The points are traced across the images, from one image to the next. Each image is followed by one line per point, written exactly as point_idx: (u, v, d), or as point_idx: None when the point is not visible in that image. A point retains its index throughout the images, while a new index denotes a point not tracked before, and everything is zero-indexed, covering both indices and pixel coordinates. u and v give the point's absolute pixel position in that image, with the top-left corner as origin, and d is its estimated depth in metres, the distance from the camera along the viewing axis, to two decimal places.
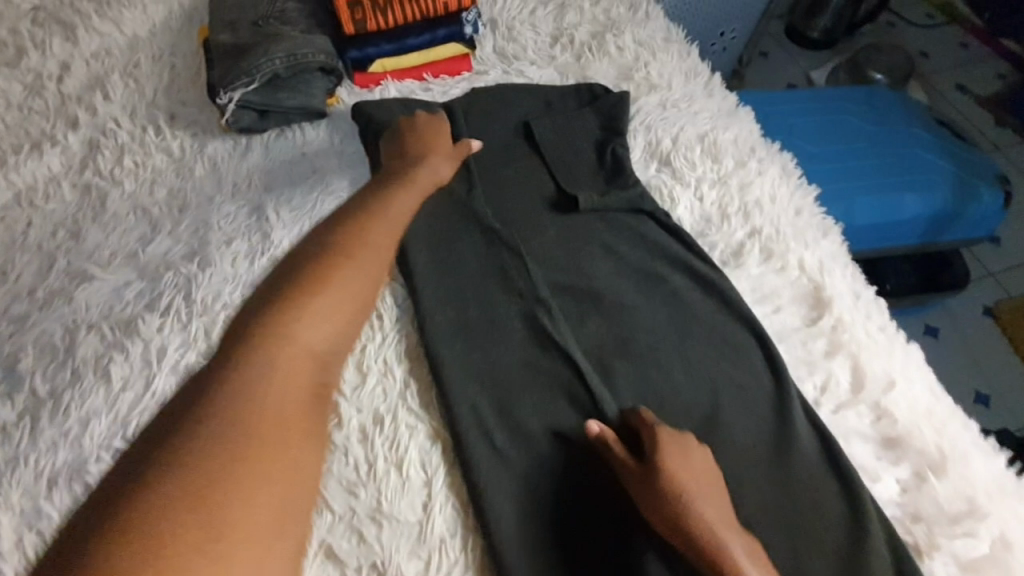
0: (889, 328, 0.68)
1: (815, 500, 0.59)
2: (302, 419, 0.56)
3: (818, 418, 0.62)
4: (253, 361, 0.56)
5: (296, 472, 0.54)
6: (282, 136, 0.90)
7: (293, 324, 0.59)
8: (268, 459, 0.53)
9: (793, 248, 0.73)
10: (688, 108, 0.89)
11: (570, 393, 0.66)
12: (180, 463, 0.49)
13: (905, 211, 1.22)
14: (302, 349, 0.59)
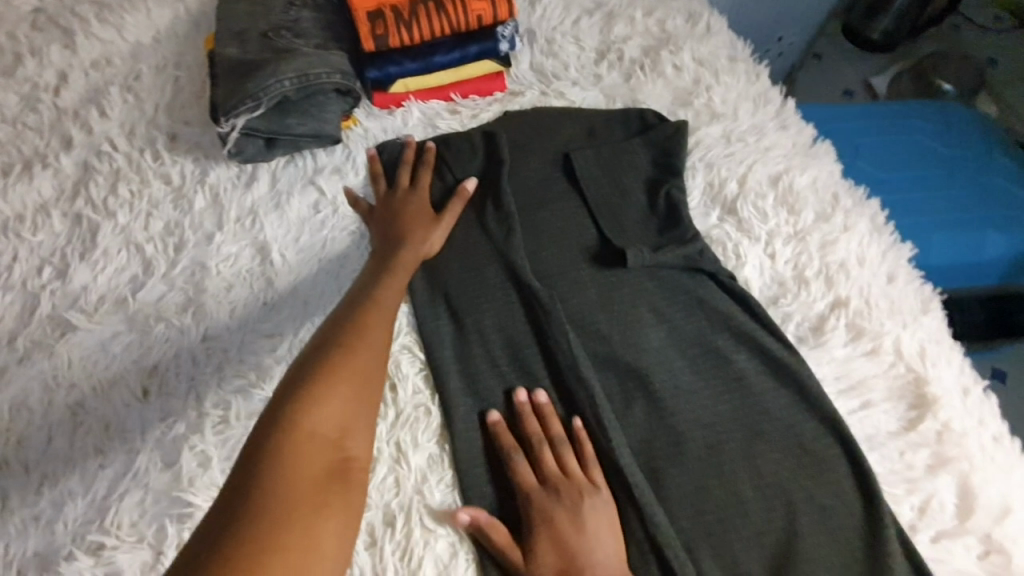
0: (1003, 435, 0.56)
1: None
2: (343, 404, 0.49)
3: (917, 555, 0.51)
4: (286, 433, 0.44)
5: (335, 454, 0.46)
6: (292, 164, 0.80)
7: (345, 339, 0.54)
8: (302, 515, 0.40)
9: (888, 327, 0.61)
10: (757, 144, 0.77)
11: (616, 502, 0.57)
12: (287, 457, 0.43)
13: (988, 253, 1.07)
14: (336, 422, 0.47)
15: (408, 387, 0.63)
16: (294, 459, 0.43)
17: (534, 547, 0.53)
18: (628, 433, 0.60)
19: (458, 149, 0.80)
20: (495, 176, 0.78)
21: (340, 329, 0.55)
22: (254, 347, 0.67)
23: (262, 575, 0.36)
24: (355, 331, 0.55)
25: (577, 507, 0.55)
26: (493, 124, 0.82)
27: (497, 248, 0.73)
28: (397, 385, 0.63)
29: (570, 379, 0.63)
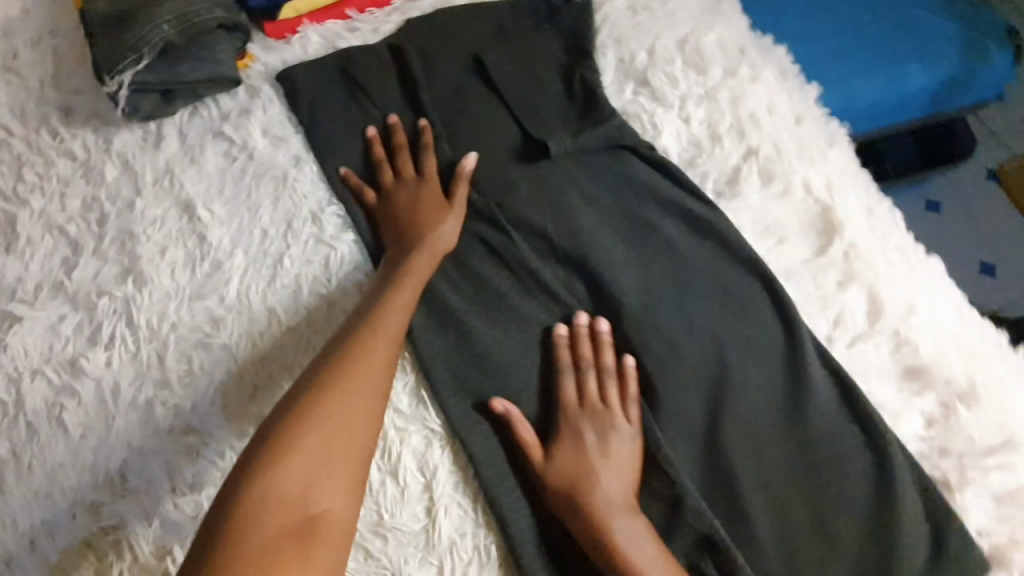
0: (907, 244, 0.61)
1: (839, 450, 0.54)
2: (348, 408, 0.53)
3: (833, 361, 0.57)
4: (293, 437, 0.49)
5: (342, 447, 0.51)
6: (196, 115, 0.77)
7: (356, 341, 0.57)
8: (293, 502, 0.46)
9: (797, 167, 0.64)
10: (664, 9, 0.76)
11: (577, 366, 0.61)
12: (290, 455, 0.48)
13: (910, 83, 1.08)
14: (337, 434, 0.51)
15: None
16: (301, 457, 0.48)
17: (554, 453, 0.56)
18: (573, 308, 0.64)
19: (363, 67, 0.77)
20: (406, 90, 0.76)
21: (346, 335, 0.57)
22: (204, 301, 0.68)
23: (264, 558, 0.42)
24: (358, 338, 0.57)
25: (604, 427, 0.56)
26: (395, 37, 0.79)
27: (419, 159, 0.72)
28: None
29: (516, 275, 0.66)
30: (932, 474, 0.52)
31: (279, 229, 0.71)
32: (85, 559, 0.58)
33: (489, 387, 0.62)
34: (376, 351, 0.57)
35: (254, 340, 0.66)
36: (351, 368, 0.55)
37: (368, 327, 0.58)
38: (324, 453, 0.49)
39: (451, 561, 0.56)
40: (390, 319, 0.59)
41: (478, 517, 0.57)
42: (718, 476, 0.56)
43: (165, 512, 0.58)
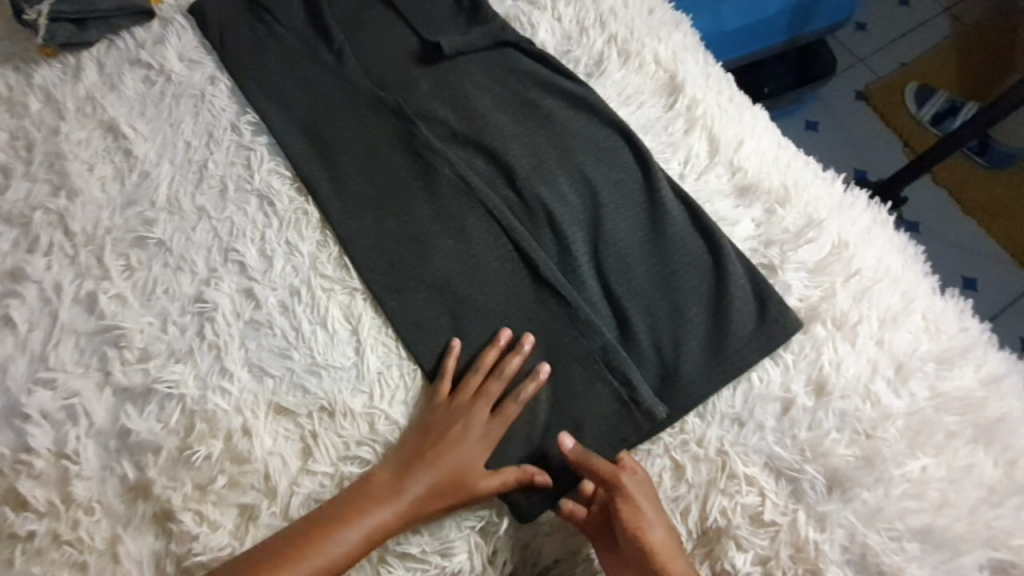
0: (737, 99, 0.75)
1: (689, 256, 0.67)
2: None
3: (683, 191, 0.69)
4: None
5: None
6: (113, 47, 0.83)
7: (343, 525, 0.57)
8: None
9: (648, 45, 0.77)
10: None
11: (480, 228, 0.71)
12: None
13: (769, 8, 1.23)
14: None
15: (284, 199, 0.74)
16: None
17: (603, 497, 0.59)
18: (472, 175, 0.73)
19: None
20: (311, 12, 0.85)
21: (313, 522, 0.58)
22: (136, 207, 0.74)
23: None
24: (321, 528, 0.57)
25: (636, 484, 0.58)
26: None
27: (332, 70, 0.81)
28: (273, 200, 0.74)
29: (423, 155, 0.75)
30: (761, 263, 0.66)
31: (201, 139, 0.78)
32: (42, 430, 0.62)
33: (403, 252, 0.71)
34: (336, 550, 0.57)
35: (185, 232, 0.72)
36: (312, 549, 0.56)
37: (336, 519, 0.58)
38: None
39: (380, 387, 0.64)
40: (363, 520, 0.58)
41: (402, 352, 0.66)
42: (602, 293, 0.68)
43: (117, 380, 0.64)
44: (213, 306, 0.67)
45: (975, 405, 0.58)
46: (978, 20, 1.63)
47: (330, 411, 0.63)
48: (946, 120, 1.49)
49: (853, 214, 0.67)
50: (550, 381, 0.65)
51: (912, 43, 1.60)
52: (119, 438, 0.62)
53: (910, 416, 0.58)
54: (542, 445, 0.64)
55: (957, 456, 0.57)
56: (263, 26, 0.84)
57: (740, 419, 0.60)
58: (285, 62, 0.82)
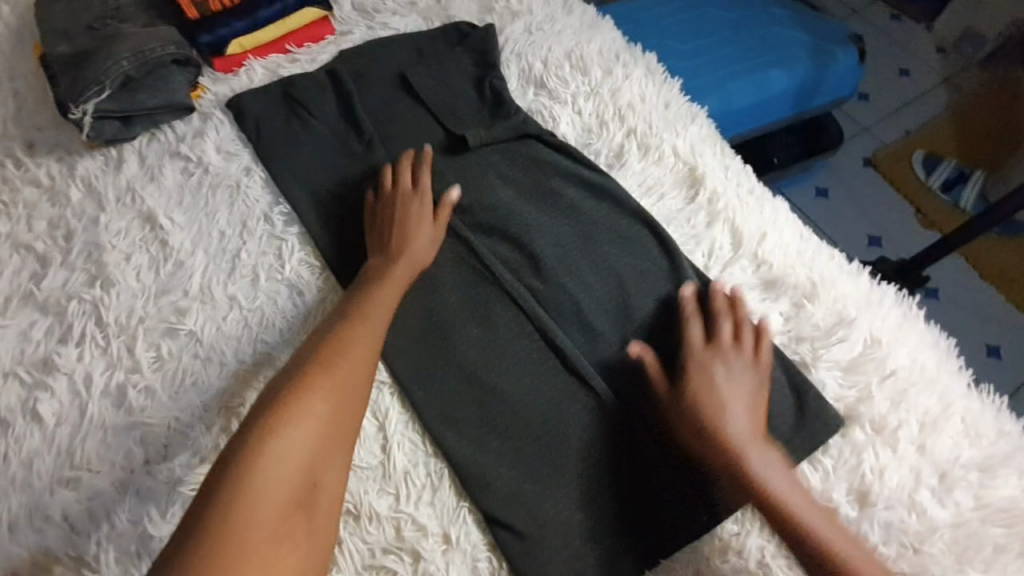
0: (755, 191, 0.77)
1: None
2: (307, 417, 0.53)
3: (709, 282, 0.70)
4: (259, 429, 0.51)
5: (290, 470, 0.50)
6: (155, 139, 0.87)
7: (339, 341, 0.60)
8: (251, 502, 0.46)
9: (666, 138, 0.80)
10: (553, 29, 0.91)
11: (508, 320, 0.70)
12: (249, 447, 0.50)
13: (776, 86, 1.27)
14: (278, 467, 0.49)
15: (313, 289, 0.76)
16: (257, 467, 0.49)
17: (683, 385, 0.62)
18: (497, 262, 0.74)
19: (304, 90, 0.90)
20: (341, 105, 0.89)
21: (308, 349, 0.60)
22: (169, 296, 0.75)
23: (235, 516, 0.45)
24: (323, 345, 0.60)
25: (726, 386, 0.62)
26: (329, 63, 0.92)
27: (364, 159, 0.85)
28: (304, 290, 0.76)
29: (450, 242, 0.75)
30: (793, 359, 0.65)
31: (234, 228, 0.80)
32: (65, 532, 0.62)
33: (428, 339, 0.69)
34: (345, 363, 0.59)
35: (215, 322, 0.73)
36: (320, 368, 0.57)
37: (334, 338, 0.61)
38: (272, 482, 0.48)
39: (406, 487, 0.62)
40: (356, 328, 0.62)
41: (429, 448, 0.64)
42: (631, 387, 0.67)
43: (142, 480, 0.64)
44: (241, 401, 0.68)
45: (1022, 516, 0.56)
46: (979, 92, 1.68)
47: (354, 513, 0.60)
48: (956, 187, 1.52)
49: (880, 308, 0.67)
50: (580, 479, 0.62)
51: (915, 113, 1.65)
52: (140, 541, 0.61)
53: (957, 528, 0.56)
54: (577, 552, 0.60)
55: (1009, 572, 0.54)
56: (295, 118, 0.88)
57: (779, 529, 0.58)
58: (317, 153, 0.86)
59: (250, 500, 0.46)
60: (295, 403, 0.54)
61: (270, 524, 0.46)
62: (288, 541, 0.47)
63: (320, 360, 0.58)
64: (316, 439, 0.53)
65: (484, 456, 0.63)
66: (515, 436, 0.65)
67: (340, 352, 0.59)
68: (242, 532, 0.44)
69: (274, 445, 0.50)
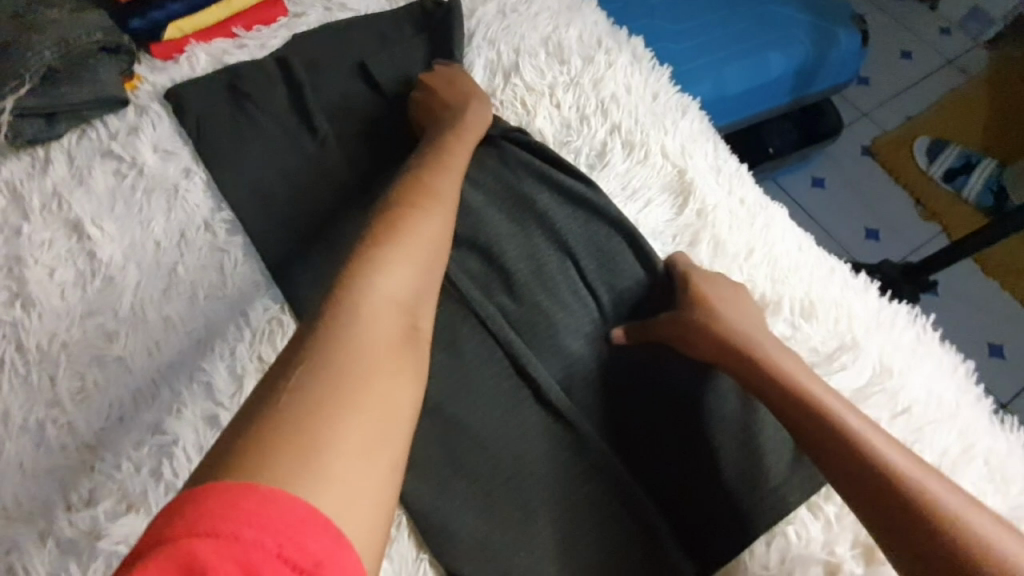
0: (752, 197, 0.69)
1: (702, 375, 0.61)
2: (412, 264, 0.51)
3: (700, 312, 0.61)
4: (356, 273, 0.48)
5: (383, 316, 0.47)
6: (85, 138, 0.78)
7: (423, 192, 0.58)
8: (357, 352, 0.43)
9: (654, 136, 0.71)
10: (530, 10, 0.81)
11: (477, 346, 0.62)
12: (347, 293, 0.46)
13: (773, 71, 1.18)
14: (382, 309, 0.47)
15: (259, 307, 0.68)
16: (356, 307, 0.46)
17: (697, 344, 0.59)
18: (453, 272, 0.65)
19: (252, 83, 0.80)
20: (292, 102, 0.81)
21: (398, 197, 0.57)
22: (97, 318, 0.67)
23: (336, 379, 0.40)
24: (409, 195, 0.58)
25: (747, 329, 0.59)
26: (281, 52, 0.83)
27: (313, 159, 0.78)
28: (248, 308, 0.68)
29: None
30: None
31: (173, 240, 0.72)
32: None
33: None
34: (434, 210, 0.57)
35: (149, 347, 0.66)
36: (421, 213, 0.56)
37: (416, 190, 0.58)
38: (371, 324, 0.45)
39: None
40: (437, 181, 0.61)
41: None
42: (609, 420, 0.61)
43: (60, 531, 0.56)
44: (174, 439, 0.60)
45: None
46: (987, 76, 1.59)
47: None
48: (960, 175, 1.44)
49: (889, 332, 0.61)
50: (556, 525, 0.56)
51: (920, 98, 1.56)
52: None
53: None
54: None
55: None
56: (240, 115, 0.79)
57: None
58: (265, 154, 0.77)
59: (356, 342, 0.43)
60: (394, 252, 0.51)
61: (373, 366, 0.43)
62: (394, 380, 0.43)
63: (402, 212, 0.55)
64: (418, 289, 0.51)
65: (449, 501, 0.56)
66: (484, 478, 0.58)
67: (425, 203, 0.57)
68: (354, 374, 0.41)
69: (373, 284, 0.48)
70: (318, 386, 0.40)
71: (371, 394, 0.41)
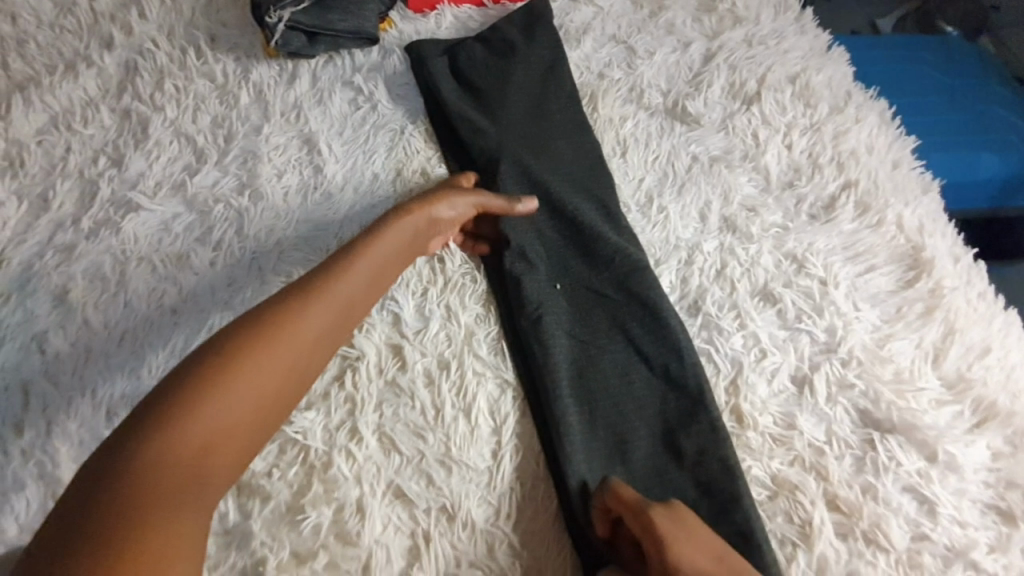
0: (988, 295, 0.65)
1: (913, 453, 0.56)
2: (255, 388, 0.47)
3: (911, 398, 0.58)
4: (191, 395, 0.44)
5: (203, 439, 0.43)
6: (332, 63, 0.84)
7: (312, 301, 0.52)
8: (166, 486, 0.41)
9: (891, 204, 0.69)
10: (777, 46, 0.82)
11: (624, 364, 0.63)
12: (169, 412, 0.43)
13: (981, 172, 1.11)
14: (203, 432, 0.44)
15: (455, 260, 0.69)
16: (170, 428, 0.43)
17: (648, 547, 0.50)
18: (544, 314, 0.66)
19: (475, 50, 0.84)
20: (504, 75, 0.81)
21: (281, 300, 0.51)
22: (309, 225, 0.72)
23: (122, 513, 0.39)
24: (308, 300, 0.52)
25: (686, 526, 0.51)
26: (507, 23, 0.84)
27: (510, 131, 0.77)
28: (445, 257, 0.69)
29: (572, 270, 0.69)
30: (1000, 505, 0.54)
31: (388, 175, 0.76)
32: None
33: (538, 361, 0.63)
34: (334, 313, 0.53)
35: None
36: (305, 321, 0.51)
37: (307, 292, 0.52)
38: (180, 450, 0.42)
39: (510, 505, 0.57)
40: (355, 279, 0.56)
41: (541, 470, 0.59)
42: (729, 489, 0.55)
43: None
44: (358, 355, 0.62)
45: None
46: None
47: (450, 514, 0.56)
48: None
49: None
50: None
51: None
52: None
53: None
54: None
55: None
56: (459, 82, 0.82)
57: None
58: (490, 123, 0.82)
59: (126, 457, 0.41)
60: (263, 361, 0.47)
61: (223, 425, 0.44)
62: (181, 515, 0.42)
63: (292, 320, 0.50)
64: (271, 412, 0.48)
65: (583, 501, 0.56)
66: None
67: (339, 305, 0.54)
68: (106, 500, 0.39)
69: (215, 396, 0.45)
70: (108, 508, 0.39)
71: (187, 526, 0.42)
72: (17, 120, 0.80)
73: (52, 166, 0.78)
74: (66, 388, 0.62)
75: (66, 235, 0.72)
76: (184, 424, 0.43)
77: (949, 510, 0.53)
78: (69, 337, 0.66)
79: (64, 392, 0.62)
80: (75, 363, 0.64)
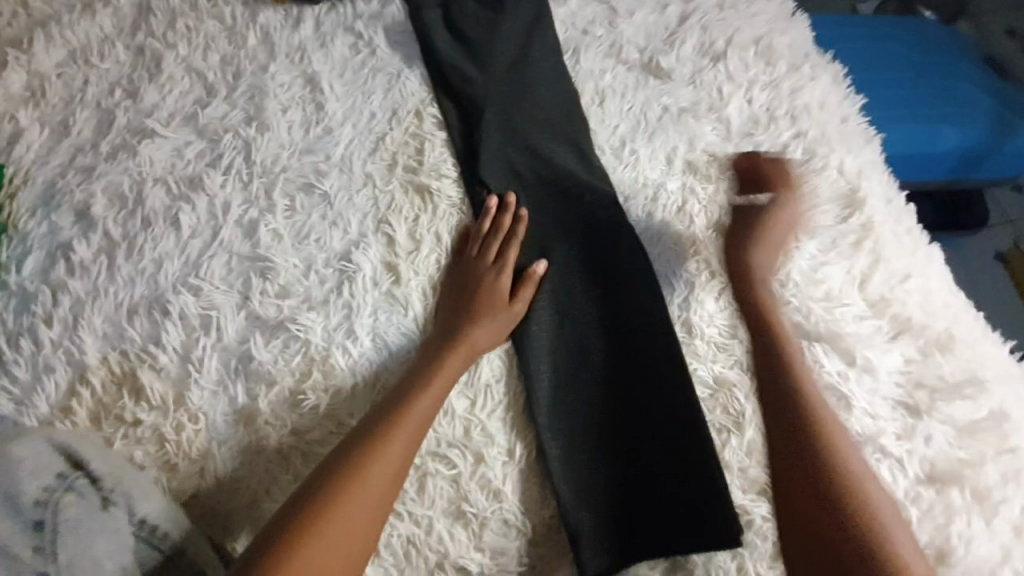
0: (913, 233, 0.74)
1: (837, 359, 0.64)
2: (370, 486, 0.55)
3: (837, 314, 0.66)
4: (325, 497, 0.53)
5: (332, 536, 0.52)
6: (334, 10, 0.90)
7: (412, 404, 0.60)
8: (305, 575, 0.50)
9: (836, 151, 0.77)
10: (747, 11, 0.89)
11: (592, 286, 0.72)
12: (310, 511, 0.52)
13: (940, 144, 1.20)
14: (335, 530, 0.52)
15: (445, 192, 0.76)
16: (313, 530, 0.51)
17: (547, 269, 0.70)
18: None
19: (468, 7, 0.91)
20: (492, 30, 0.89)
21: (391, 398, 0.60)
22: (310, 156, 0.79)
23: None
24: (405, 398, 0.60)
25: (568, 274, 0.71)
26: None
27: (498, 81, 0.85)
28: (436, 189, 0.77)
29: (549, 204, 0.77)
30: (908, 402, 0.63)
31: (385, 114, 0.82)
32: (176, 329, 0.67)
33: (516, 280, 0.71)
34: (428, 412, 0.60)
35: (350, 194, 0.76)
36: (405, 425, 0.59)
37: (407, 397, 0.61)
38: (320, 548, 0.51)
39: (485, 398, 0.64)
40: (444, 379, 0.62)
41: (515, 370, 0.67)
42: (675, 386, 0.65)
43: (253, 307, 0.68)
44: (356, 269, 0.71)
45: None
46: None
47: None
48: None
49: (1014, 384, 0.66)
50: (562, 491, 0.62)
51: None
52: (241, 359, 0.66)
53: None
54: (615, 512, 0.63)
55: None
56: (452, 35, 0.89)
57: None
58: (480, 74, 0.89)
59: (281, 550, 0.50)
60: (376, 465, 0.56)
61: (353, 523, 0.53)
62: None
63: (396, 423, 0.58)
64: (380, 510, 0.55)
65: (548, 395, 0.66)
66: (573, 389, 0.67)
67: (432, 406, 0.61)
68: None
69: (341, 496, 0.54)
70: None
71: None
72: (37, 53, 0.85)
73: (70, 96, 0.84)
74: (89, 289, 0.69)
75: (86, 157, 0.78)
76: (324, 525, 0.52)
77: (862, 404, 0.62)
78: (91, 246, 0.72)
79: (87, 292, 0.69)
80: (98, 269, 0.70)
